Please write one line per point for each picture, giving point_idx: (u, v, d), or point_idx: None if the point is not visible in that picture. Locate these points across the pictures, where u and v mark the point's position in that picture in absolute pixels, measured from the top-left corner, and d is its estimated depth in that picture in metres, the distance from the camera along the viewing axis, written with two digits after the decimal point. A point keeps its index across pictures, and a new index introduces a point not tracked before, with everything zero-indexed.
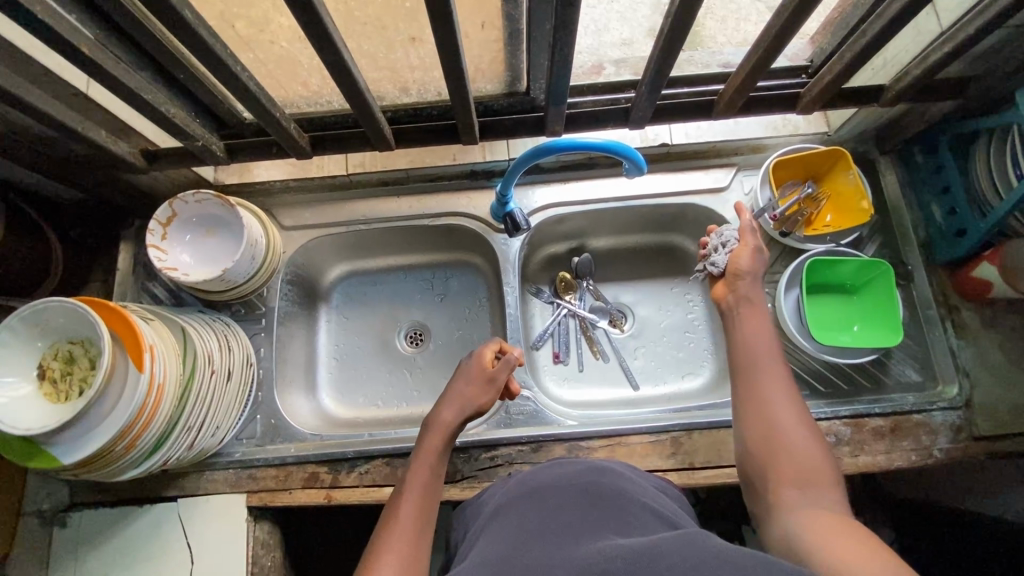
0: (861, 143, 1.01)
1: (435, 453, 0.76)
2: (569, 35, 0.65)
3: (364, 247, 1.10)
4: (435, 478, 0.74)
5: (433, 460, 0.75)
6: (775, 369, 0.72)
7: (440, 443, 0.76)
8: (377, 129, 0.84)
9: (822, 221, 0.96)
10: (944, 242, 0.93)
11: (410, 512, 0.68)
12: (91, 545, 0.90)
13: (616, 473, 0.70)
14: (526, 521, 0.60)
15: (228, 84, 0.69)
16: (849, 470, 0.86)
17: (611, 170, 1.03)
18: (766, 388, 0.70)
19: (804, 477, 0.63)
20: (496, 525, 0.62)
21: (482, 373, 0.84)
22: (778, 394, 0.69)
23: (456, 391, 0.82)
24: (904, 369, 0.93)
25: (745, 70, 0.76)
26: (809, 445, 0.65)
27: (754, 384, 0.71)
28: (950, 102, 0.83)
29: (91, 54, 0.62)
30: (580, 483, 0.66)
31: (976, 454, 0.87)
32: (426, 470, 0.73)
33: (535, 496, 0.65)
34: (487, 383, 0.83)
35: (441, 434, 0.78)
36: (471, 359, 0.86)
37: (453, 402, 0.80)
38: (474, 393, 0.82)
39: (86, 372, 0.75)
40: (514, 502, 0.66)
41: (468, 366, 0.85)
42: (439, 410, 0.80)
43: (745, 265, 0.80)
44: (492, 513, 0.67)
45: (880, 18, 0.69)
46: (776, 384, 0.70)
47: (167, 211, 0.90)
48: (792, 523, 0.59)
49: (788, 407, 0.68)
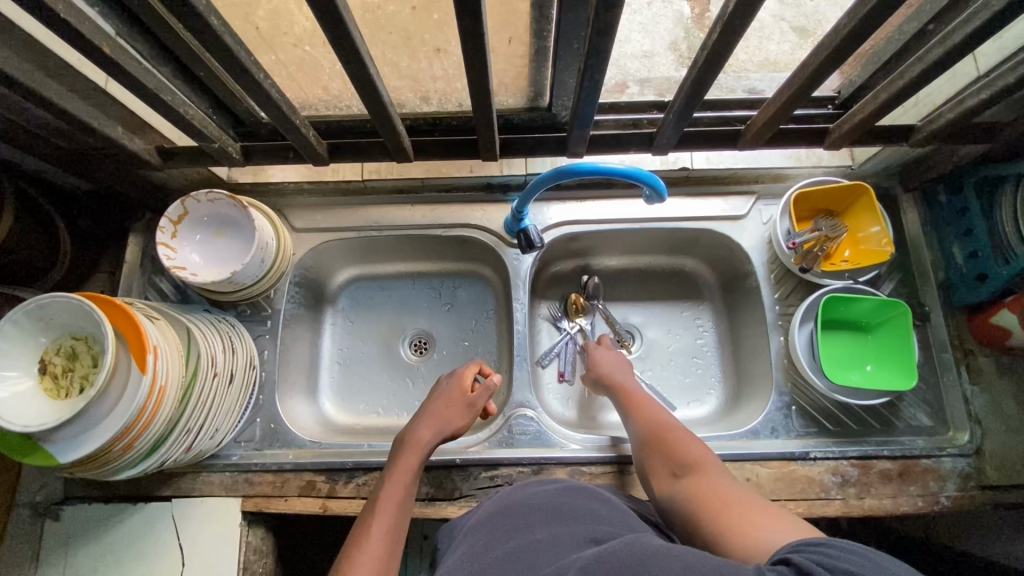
0: (884, 178, 1.00)
1: (412, 472, 0.78)
2: (601, 61, 0.64)
3: (374, 252, 1.09)
4: (409, 498, 0.76)
5: (409, 476, 0.77)
6: (649, 398, 0.84)
7: (417, 462, 0.79)
8: (397, 140, 0.83)
9: (840, 256, 0.94)
10: (965, 286, 0.91)
11: (383, 525, 0.71)
12: (82, 542, 0.89)
13: (593, 496, 0.70)
14: (501, 544, 0.61)
15: (251, 91, 0.68)
16: (854, 513, 0.85)
17: (629, 191, 1.01)
18: (644, 409, 0.82)
19: (688, 467, 0.70)
20: (474, 548, 0.63)
21: (462, 396, 0.87)
22: (657, 412, 0.80)
23: (433, 409, 0.85)
24: (915, 413, 0.91)
25: (775, 104, 0.75)
26: (689, 441, 0.74)
27: (634, 413, 0.82)
28: (981, 146, 0.82)
29: (112, 54, 0.61)
30: (562, 508, 0.66)
31: (983, 503, 0.86)
32: (401, 487, 0.76)
33: (510, 518, 0.66)
34: (466, 407, 0.86)
35: (418, 451, 0.80)
36: (453, 377, 0.90)
37: (431, 422, 0.83)
38: (453, 414, 0.85)
39: (88, 369, 0.74)
40: (495, 523, 0.66)
41: (450, 387, 0.88)
42: (416, 428, 0.83)
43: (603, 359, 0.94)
44: (470, 532, 0.67)
45: (919, 62, 0.68)
46: (652, 407, 0.82)
47: (179, 209, 0.88)
48: (682, 505, 0.67)
49: (662, 417, 0.79)
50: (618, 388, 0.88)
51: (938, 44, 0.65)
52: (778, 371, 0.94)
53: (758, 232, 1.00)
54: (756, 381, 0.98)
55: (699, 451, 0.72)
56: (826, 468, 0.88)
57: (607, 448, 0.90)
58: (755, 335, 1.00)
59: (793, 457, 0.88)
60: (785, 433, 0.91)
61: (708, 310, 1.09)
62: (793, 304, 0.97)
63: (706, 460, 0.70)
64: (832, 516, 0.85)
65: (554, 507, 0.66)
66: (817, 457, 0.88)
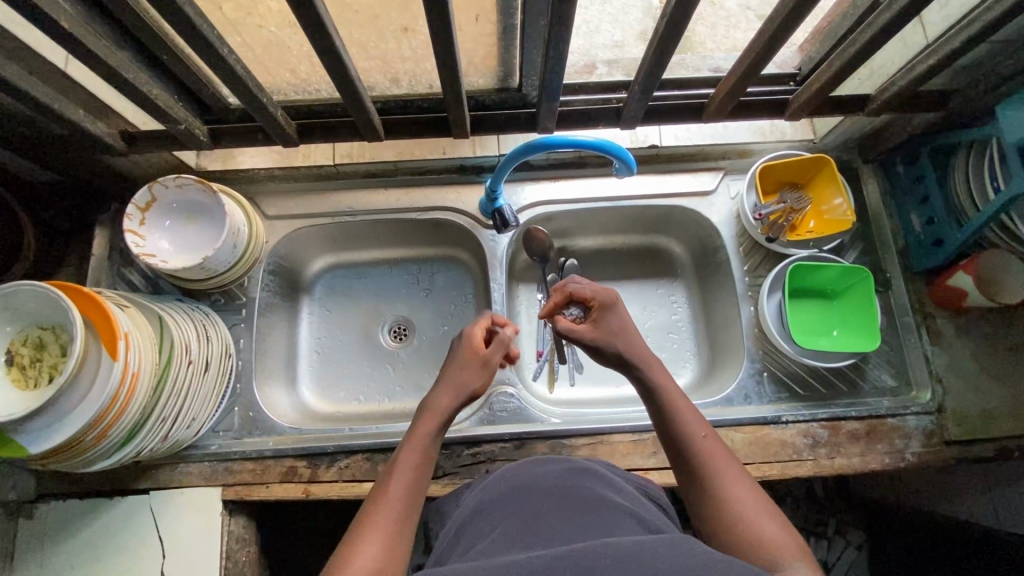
0: (845, 151, 1.03)
1: (429, 436, 0.68)
2: (565, 32, 0.65)
3: (349, 239, 1.08)
4: (426, 464, 0.66)
5: (427, 443, 0.67)
6: (715, 444, 0.66)
7: (433, 426, 0.69)
8: (366, 119, 0.83)
9: (805, 227, 0.97)
10: (920, 251, 0.95)
11: (397, 497, 0.62)
12: (58, 538, 0.87)
13: (601, 480, 0.66)
14: (517, 531, 0.55)
15: (216, 68, 0.67)
16: (825, 472, 0.88)
17: (601, 169, 1.03)
18: (709, 463, 0.64)
19: (763, 557, 0.56)
20: (488, 538, 0.56)
21: (475, 354, 0.75)
22: (726, 472, 0.63)
23: (447, 376, 0.74)
24: (880, 374, 0.95)
25: (735, 75, 0.77)
26: (761, 517, 0.59)
27: (695, 467, 0.65)
28: (933, 114, 0.85)
29: (71, 29, 0.60)
30: (574, 490, 0.61)
31: (946, 458, 0.90)
32: (416, 456, 0.66)
33: (521, 503, 0.60)
34: (481, 366, 0.74)
35: (437, 417, 0.70)
36: (461, 341, 0.77)
37: (449, 386, 0.72)
38: (464, 380, 0.73)
39: (56, 359, 0.72)
40: (504, 507, 0.61)
41: (458, 348, 0.76)
42: (434, 392, 0.72)
43: (614, 319, 0.77)
44: (473, 518, 0.62)
45: (869, 28, 0.71)
46: (718, 461, 0.65)
47: (146, 196, 0.87)
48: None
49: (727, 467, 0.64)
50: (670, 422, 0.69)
51: (886, 10, 0.68)
52: (749, 340, 0.97)
53: (726, 207, 1.02)
54: (729, 351, 1.01)
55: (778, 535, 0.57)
56: (798, 431, 0.90)
57: (585, 421, 0.92)
58: (727, 307, 1.02)
59: (765, 421, 0.91)
60: (758, 400, 0.94)
61: (681, 286, 1.11)
62: (762, 275, 0.99)
63: (786, 548, 0.56)
64: (803, 476, 0.88)
65: (560, 487, 0.62)
66: (789, 421, 0.91)
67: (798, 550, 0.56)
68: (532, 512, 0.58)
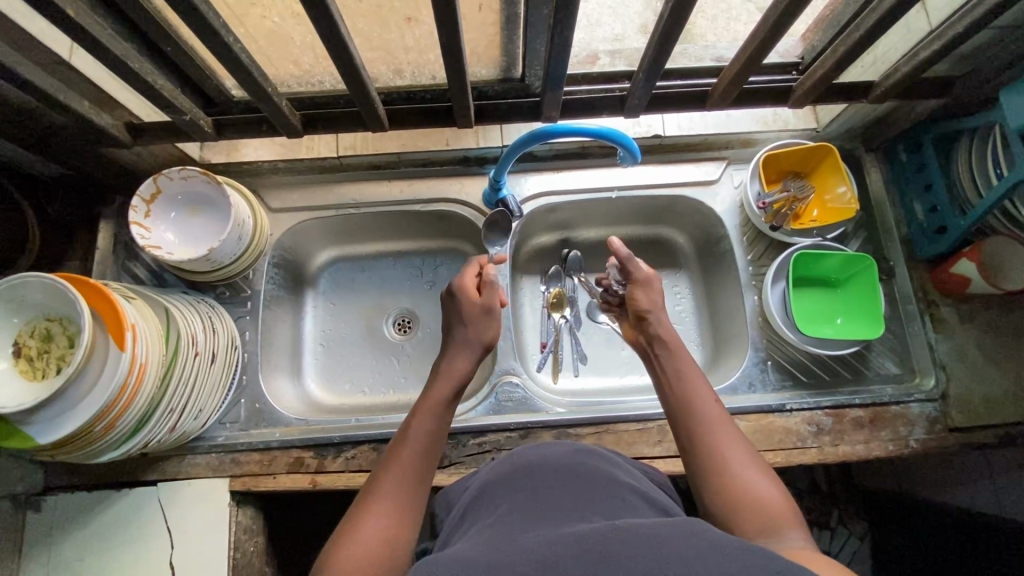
0: (848, 140, 1.03)
1: (443, 399, 0.71)
2: (570, 18, 0.65)
3: (352, 231, 1.09)
4: (440, 427, 0.69)
5: (441, 403, 0.71)
6: (720, 412, 0.69)
7: (449, 391, 0.72)
8: (371, 109, 0.83)
9: (809, 216, 0.97)
10: (924, 239, 0.96)
11: (412, 454, 0.65)
12: (67, 530, 0.88)
13: (608, 460, 0.67)
14: (526, 507, 0.56)
15: (221, 56, 0.67)
16: (829, 459, 0.88)
17: (604, 159, 1.03)
18: (713, 423, 0.67)
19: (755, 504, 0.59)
20: (497, 514, 0.56)
21: (474, 305, 0.80)
22: (721, 424, 0.67)
23: (459, 336, 0.78)
24: (883, 361, 0.95)
25: (738, 63, 0.78)
26: (760, 480, 0.61)
27: (702, 430, 0.67)
28: (936, 101, 0.86)
29: (76, 17, 0.60)
30: (579, 468, 0.62)
31: (950, 444, 0.90)
32: (430, 417, 0.69)
33: (528, 480, 0.61)
34: (483, 313, 0.80)
35: (451, 381, 0.73)
36: (456, 295, 0.81)
37: (462, 350, 0.77)
38: (477, 333, 0.79)
39: (64, 351, 0.73)
40: (508, 484, 0.62)
41: (456, 303, 0.81)
42: (450, 358, 0.76)
43: (642, 303, 0.82)
44: (477, 496, 0.63)
45: (873, 13, 0.71)
46: (718, 423, 0.67)
47: (151, 188, 0.87)
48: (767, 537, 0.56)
49: (720, 418, 0.68)
50: (678, 389, 0.72)
51: None
52: (753, 329, 0.97)
53: (730, 196, 1.02)
54: (733, 341, 1.01)
55: (779, 501, 0.59)
56: (802, 418, 0.91)
57: (590, 410, 0.92)
58: (730, 296, 1.03)
59: (770, 409, 0.91)
60: (762, 388, 0.94)
61: (685, 276, 1.11)
62: (765, 265, 1.00)
63: (782, 509, 0.59)
64: (808, 464, 0.89)
65: (566, 467, 0.63)
66: (794, 409, 0.91)
67: (793, 514, 0.58)
68: (539, 489, 0.58)
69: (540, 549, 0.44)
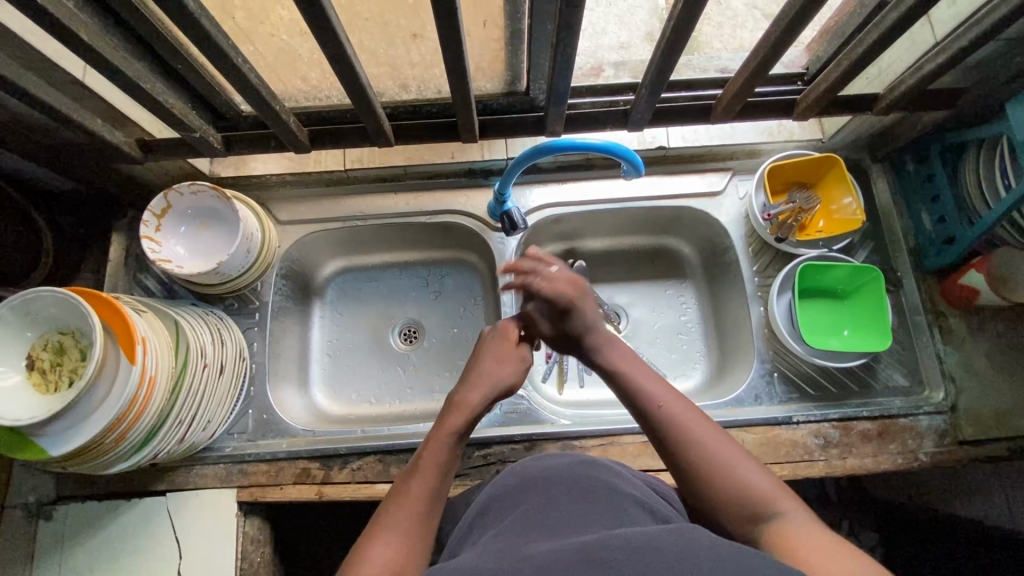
0: (854, 150, 1.03)
1: (456, 432, 0.69)
2: (573, 34, 0.66)
3: (359, 242, 1.09)
4: (450, 460, 0.67)
5: (452, 436, 0.69)
6: (684, 405, 0.67)
7: (461, 424, 0.70)
8: (377, 124, 0.84)
9: (814, 227, 0.97)
10: (932, 251, 0.95)
11: (423, 487, 0.64)
12: (77, 540, 0.89)
13: (613, 472, 0.67)
14: (531, 518, 0.56)
15: (230, 76, 0.69)
16: (836, 472, 0.88)
17: (608, 171, 1.04)
18: (678, 421, 0.66)
19: (744, 496, 0.60)
20: (501, 527, 0.56)
21: (508, 348, 0.79)
22: (687, 419, 0.66)
23: (478, 371, 0.76)
24: (892, 374, 0.94)
25: (743, 76, 0.78)
26: (741, 468, 0.61)
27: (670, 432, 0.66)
28: (942, 112, 0.85)
29: (89, 40, 0.61)
30: (582, 479, 0.62)
31: (960, 458, 0.89)
32: (440, 449, 0.67)
33: (532, 492, 0.61)
34: (517, 361, 0.78)
35: (464, 414, 0.71)
36: (496, 333, 0.80)
37: (479, 385, 0.74)
38: (500, 372, 0.76)
39: (76, 364, 0.74)
40: (512, 497, 0.61)
41: (490, 341, 0.79)
42: (463, 391, 0.74)
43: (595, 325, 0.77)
44: (482, 510, 0.63)
45: (875, 27, 0.71)
46: (683, 419, 0.66)
47: (162, 202, 0.89)
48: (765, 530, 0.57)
49: (684, 413, 0.67)
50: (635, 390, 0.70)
51: (893, 9, 0.68)
52: (759, 340, 0.97)
53: (735, 207, 1.02)
54: (739, 352, 1.01)
55: (762, 483, 0.60)
56: (809, 431, 0.90)
57: (596, 421, 0.92)
58: (736, 307, 1.02)
59: (776, 421, 0.90)
60: (768, 400, 0.94)
61: (690, 287, 1.10)
62: (771, 276, 0.99)
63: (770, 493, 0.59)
64: (815, 477, 0.88)
65: (569, 478, 0.62)
66: (801, 421, 0.90)
67: (781, 493, 0.60)
68: (542, 501, 0.58)
69: (543, 561, 0.44)
